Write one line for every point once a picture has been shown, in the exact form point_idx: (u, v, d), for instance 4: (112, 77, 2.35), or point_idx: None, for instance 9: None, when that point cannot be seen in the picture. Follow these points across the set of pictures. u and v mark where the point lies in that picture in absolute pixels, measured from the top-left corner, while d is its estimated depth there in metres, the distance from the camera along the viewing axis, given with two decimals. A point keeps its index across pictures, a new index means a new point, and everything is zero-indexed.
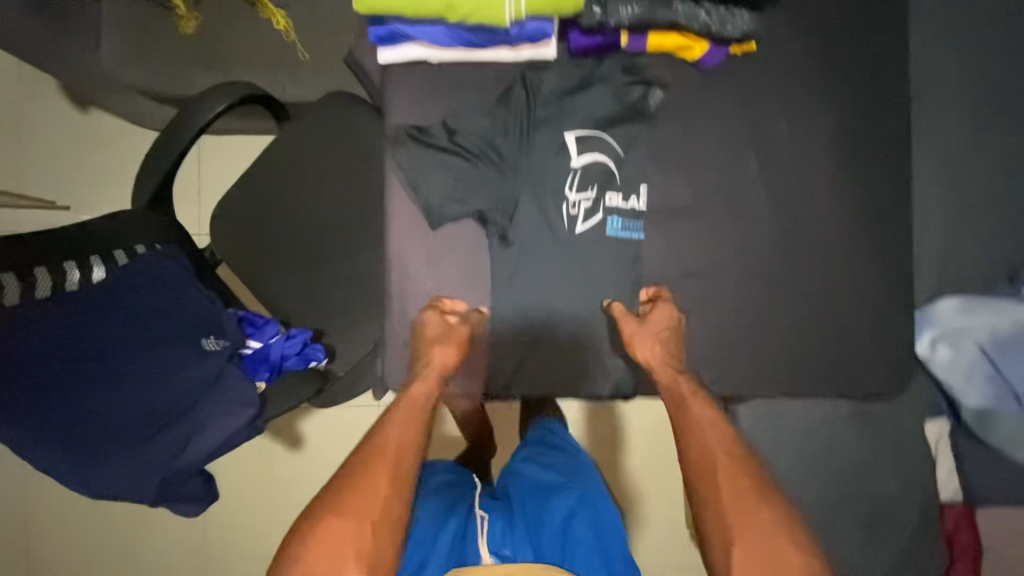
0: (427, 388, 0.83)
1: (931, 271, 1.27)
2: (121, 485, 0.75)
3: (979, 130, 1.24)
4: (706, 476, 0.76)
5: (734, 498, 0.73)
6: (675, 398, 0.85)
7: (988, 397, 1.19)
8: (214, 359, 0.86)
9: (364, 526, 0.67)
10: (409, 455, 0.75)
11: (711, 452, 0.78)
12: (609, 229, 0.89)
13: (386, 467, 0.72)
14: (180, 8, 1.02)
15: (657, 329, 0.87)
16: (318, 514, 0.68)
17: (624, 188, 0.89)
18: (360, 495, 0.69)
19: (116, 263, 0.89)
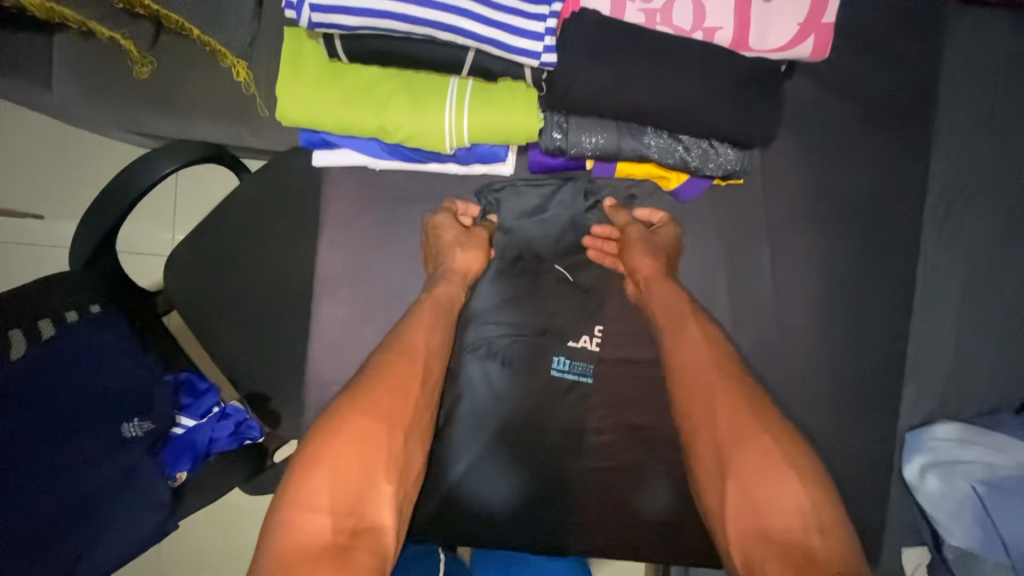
0: (451, 291, 0.94)
1: (930, 386, 1.17)
2: None
3: (1004, 239, 1.12)
4: (695, 389, 0.82)
5: (732, 422, 0.77)
6: (671, 313, 0.89)
7: (974, 540, 1.08)
8: (134, 452, 0.82)
9: (394, 428, 0.75)
10: (431, 356, 0.87)
11: (708, 373, 0.83)
12: (553, 369, 0.97)
13: (414, 371, 0.82)
14: (132, 53, 0.91)
15: (662, 241, 0.95)
16: (345, 408, 0.76)
17: (577, 331, 0.98)
18: (386, 397, 0.78)
19: (40, 337, 0.84)
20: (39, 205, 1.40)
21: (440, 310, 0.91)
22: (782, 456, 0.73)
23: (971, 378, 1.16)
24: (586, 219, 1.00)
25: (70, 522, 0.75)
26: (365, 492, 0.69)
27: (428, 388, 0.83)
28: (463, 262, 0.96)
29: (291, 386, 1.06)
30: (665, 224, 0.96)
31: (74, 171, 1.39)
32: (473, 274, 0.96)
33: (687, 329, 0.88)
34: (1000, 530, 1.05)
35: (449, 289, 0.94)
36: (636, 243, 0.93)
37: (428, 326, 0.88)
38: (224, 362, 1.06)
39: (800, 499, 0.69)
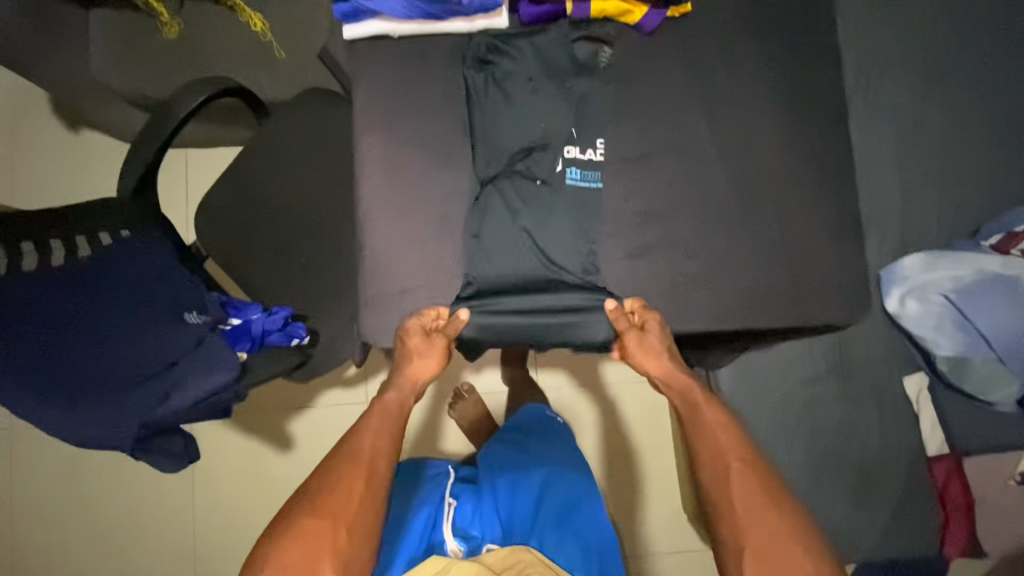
0: (401, 396, 0.84)
1: (891, 228, 1.33)
2: (101, 433, 0.77)
3: (917, 94, 1.33)
4: (716, 479, 0.84)
5: (748, 503, 0.80)
6: (690, 406, 0.92)
7: (960, 346, 1.22)
8: (196, 328, 0.88)
9: (340, 525, 0.72)
10: (382, 458, 0.79)
11: (727, 460, 0.84)
12: (567, 180, 0.87)
13: (358, 471, 0.77)
14: (164, 15, 1.09)
15: (656, 343, 0.82)
16: (297, 512, 0.73)
17: (581, 140, 0.87)
18: (338, 498, 0.74)
19: (101, 243, 0.90)
20: (74, 190, 1.51)
21: (395, 411, 0.83)
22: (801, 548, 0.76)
23: (921, 216, 1.33)
24: (582, 46, 0.87)
25: (150, 370, 0.82)
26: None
27: (376, 480, 0.77)
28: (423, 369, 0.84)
29: (325, 296, 1.14)
30: (647, 314, 0.83)
31: (99, 153, 1.52)
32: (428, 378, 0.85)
33: (703, 418, 0.89)
34: (979, 328, 1.20)
35: (400, 396, 0.85)
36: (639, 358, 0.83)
37: (383, 429, 0.81)
38: (262, 286, 1.16)
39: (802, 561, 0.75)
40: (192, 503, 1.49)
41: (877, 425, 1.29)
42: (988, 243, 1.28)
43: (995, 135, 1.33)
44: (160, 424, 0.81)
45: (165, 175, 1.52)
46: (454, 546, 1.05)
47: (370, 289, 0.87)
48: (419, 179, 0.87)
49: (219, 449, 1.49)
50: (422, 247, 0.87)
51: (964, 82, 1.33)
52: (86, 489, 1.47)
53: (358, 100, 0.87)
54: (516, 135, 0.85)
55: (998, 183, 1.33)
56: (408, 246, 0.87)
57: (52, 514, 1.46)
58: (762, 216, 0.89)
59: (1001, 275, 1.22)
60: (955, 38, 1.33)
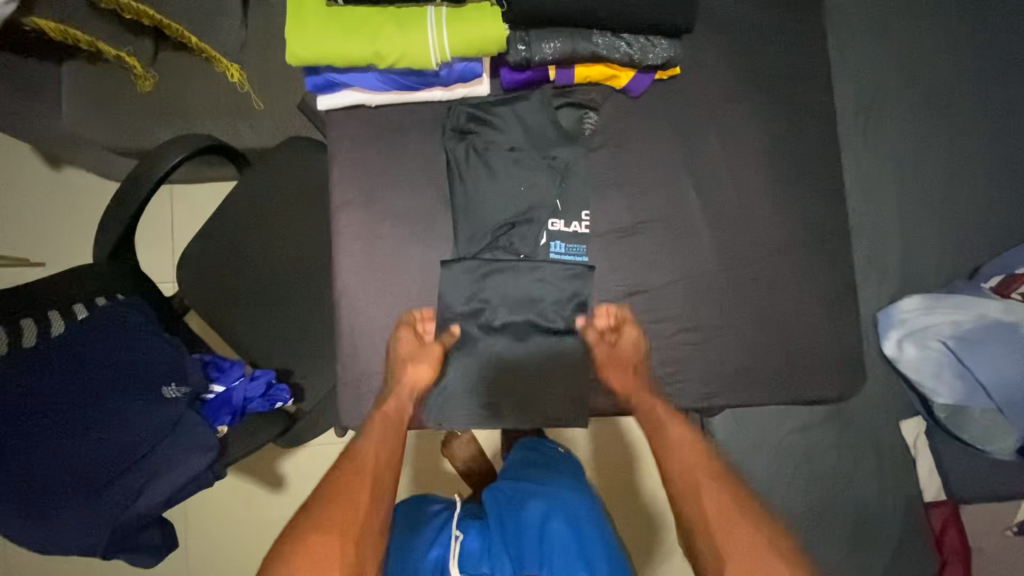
0: (400, 401, 0.83)
1: (889, 269, 1.30)
2: (77, 536, 0.77)
3: (915, 132, 1.30)
4: (688, 494, 0.76)
5: (719, 512, 0.73)
6: (653, 423, 0.83)
7: (959, 394, 1.19)
8: (174, 407, 0.86)
9: (348, 537, 0.69)
10: (386, 471, 0.77)
11: (696, 475, 0.77)
12: (551, 253, 0.85)
13: (362, 479, 0.75)
14: (137, 69, 1.05)
15: (626, 356, 0.84)
16: (301, 526, 0.69)
17: (566, 212, 0.85)
18: (342, 508, 0.71)
19: (76, 317, 0.90)
20: (51, 247, 1.49)
21: (389, 423, 0.81)
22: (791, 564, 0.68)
23: (919, 256, 1.30)
24: (565, 115, 0.86)
25: (127, 462, 0.81)
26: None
27: (380, 488, 0.75)
28: (418, 378, 0.82)
29: (311, 354, 1.12)
30: (622, 324, 0.85)
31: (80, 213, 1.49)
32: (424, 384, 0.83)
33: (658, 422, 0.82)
34: (977, 376, 1.17)
35: (397, 402, 0.83)
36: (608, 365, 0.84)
37: (383, 445, 0.79)
38: (246, 343, 1.14)
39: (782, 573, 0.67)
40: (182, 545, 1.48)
41: (875, 472, 1.27)
42: (987, 286, 1.26)
43: (994, 174, 1.30)
44: (139, 517, 0.82)
45: (150, 214, 1.49)
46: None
47: (351, 370, 0.85)
48: (397, 256, 0.84)
49: (211, 489, 1.48)
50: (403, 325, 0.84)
51: (962, 119, 1.30)
52: None
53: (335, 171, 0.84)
54: (498, 210, 0.83)
55: (996, 223, 1.31)
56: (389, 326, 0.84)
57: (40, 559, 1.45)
58: (751, 287, 0.87)
59: (1001, 321, 1.19)
60: (953, 74, 1.30)
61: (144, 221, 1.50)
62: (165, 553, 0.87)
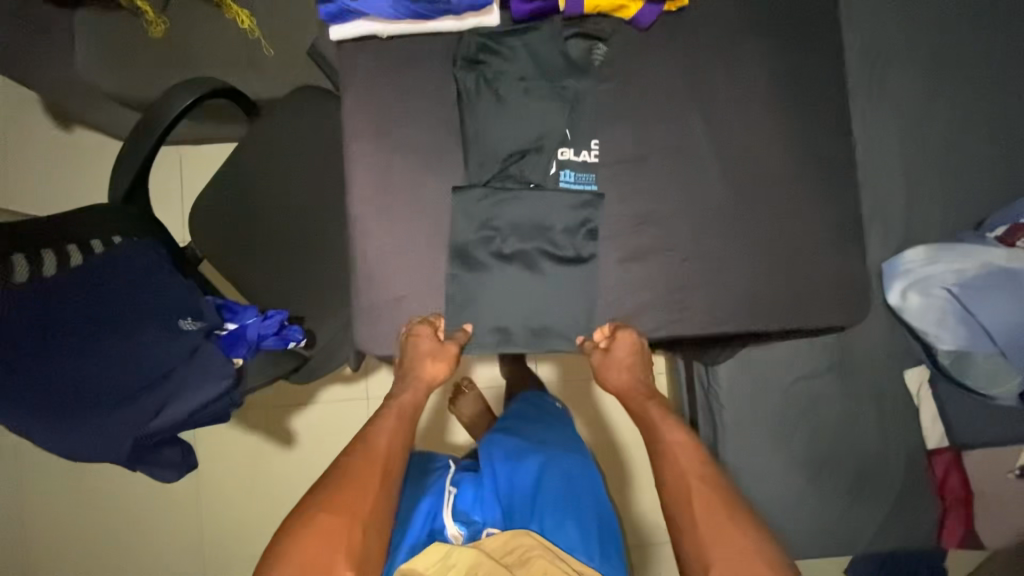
0: (414, 397, 0.96)
1: (893, 220, 1.31)
2: (98, 449, 0.80)
3: (920, 83, 1.31)
4: (676, 498, 0.83)
5: (710, 523, 0.78)
6: (648, 425, 0.95)
7: (962, 340, 1.20)
8: (191, 336, 0.88)
9: (354, 522, 0.77)
10: (396, 457, 0.88)
11: (687, 478, 0.84)
12: (561, 183, 0.86)
13: (374, 470, 0.84)
14: (149, 14, 1.07)
15: (621, 361, 0.86)
16: (311, 508, 0.78)
17: (575, 142, 0.86)
18: (349, 493, 0.80)
19: (93, 251, 0.91)
20: (60, 202, 1.50)
21: (399, 415, 0.94)
22: (761, 558, 0.74)
23: (923, 207, 1.31)
24: (574, 45, 0.86)
25: (146, 383, 0.83)
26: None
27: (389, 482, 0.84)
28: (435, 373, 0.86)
29: (322, 299, 1.14)
30: (615, 333, 0.86)
31: (88, 167, 1.50)
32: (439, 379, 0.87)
33: (650, 419, 0.95)
34: (981, 322, 1.18)
35: (414, 397, 0.97)
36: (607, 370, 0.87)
37: (392, 431, 0.91)
38: (258, 289, 1.16)
39: None
40: (195, 498, 1.51)
41: (877, 420, 1.28)
42: (993, 235, 1.26)
43: (1000, 123, 1.31)
44: (157, 435, 0.84)
45: (159, 172, 1.50)
46: (455, 531, 1.00)
47: (365, 297, 0.86)
48: (409, 185, 0.86)
49: (222, 443, 1.51)
50: (416, 253, 0.86)
51: (968, 69, 1.30)
52: (92, 485, 1.49)
53: (348, 104, 0.85)
54: (507, 140, 0.84)
55: (1002, 174, 1.31)
56: (401, 253, 0.86)
57: (58, 511, 1.49)
58: (757, 218, 0.89)
59: (1006, 268, 1.20)
60: (960, 24, 1.30)
61: (154, 181, 1.51)
62: (184, 471, 0.90)
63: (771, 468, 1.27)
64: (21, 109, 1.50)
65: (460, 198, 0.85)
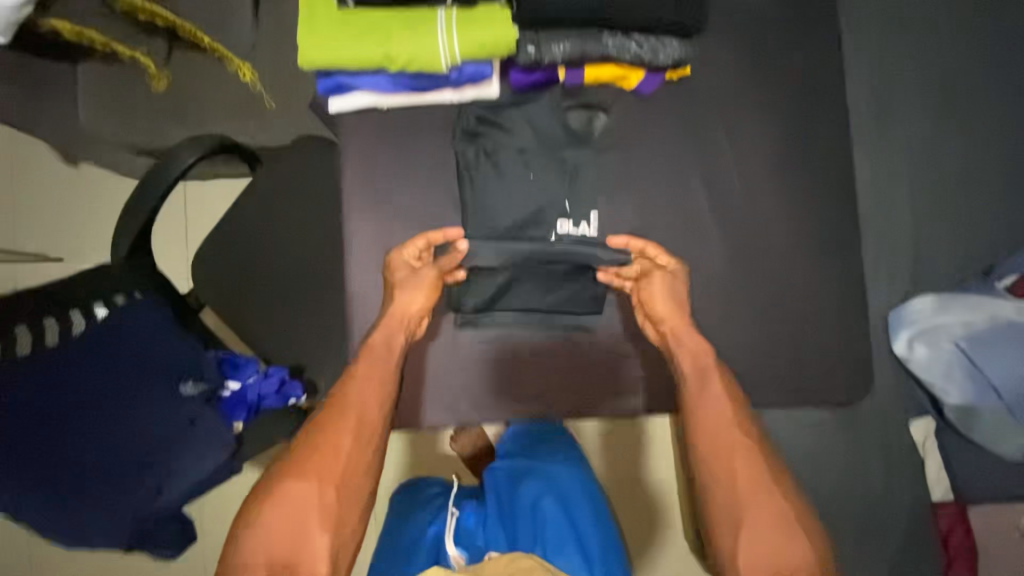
0: (388, 334, 0.94)
1: (902, 267, 1.29)
2: (100, 530, 0.83)
3: (933, 126, 1.28)
4: (717, 450, 0.81)
5: (750, 477, 0.78)
6: (700, 370, 0.87)
7: (970, 395, 1.18)
8: (192, 403, 0.91)
9: (326, 484, 0.78)
10: (368, 407, 0.87)
11: (733, 431, 0.82)
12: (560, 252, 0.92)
13: (346, 425, 0.83)
14: (151, 68, 1.06)
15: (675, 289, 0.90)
16: (281, 476, 0.79)
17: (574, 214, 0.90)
18: (319, 459, 0.80)
19: (96, 316, 0.91)
20: (70, 241, 1.51)
21: (385, 367, 0.91)
22: (794, 519, 0.75)
23: (933, 253, 1.29)
24: (574, 116, 0.90)
25: (146, 457, 0.85)
26: (299, 549, 0.73)
27: (363, 440, 0.84)
28: (417, 303, 0.97)
29: (324, 350, 1.14)
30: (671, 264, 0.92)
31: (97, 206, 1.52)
32: (414, 314, 0.96)
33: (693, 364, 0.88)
34: (990, 377, 1.16)
35: (385, 333, 0.94)
36: (658, 295, 0.90)
37: (370, 384, 0.88)
38: (260, 338, 1.16)
39: (803, 548, 0.73)
40: None
41: (881, 469, 1.27)
42: (1002, 284, 1.24)
43: (1013, 168, 1.28)
44: (159, 512, 0.88)
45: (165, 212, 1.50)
46: (456, 554, 1.03)
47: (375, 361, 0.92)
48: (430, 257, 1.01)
49: None
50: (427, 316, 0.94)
51: (980, 113, 1.28)
52: None
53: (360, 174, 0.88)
54: (513, 210, 0.90)
55: (1015, 220, 1.29)
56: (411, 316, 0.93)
57: None
58: None
59: (1016, 322, 1.18)
60: (976, 66, 1.27)
61: (160, 220, 1.52)
62: (181, 545, 0.94)
63: None
64: (27, 148, 1.50)
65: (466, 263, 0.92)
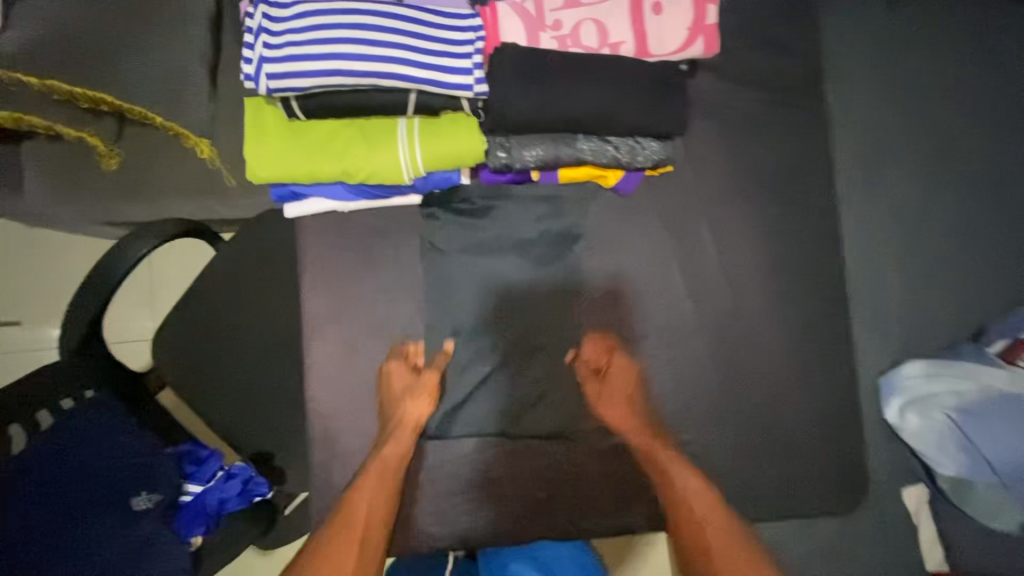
0: (397, 447, 0.98)
1: (892, 331, 1.26)
2: None
3: (921, 188, 1.25)
4: (690, 529, 0.90)
5: (722, 559, 0.86)
6: (652, 455, 0.98)
7: (962, 467, 1.15)
8: (147, 524, 0.85)
9: None
10: (376, 522, 0.92)
11: (691, 510, 0.91)
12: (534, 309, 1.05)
13: (352, 540, 0.88)
14: (100, 148, 0.99)
15: (617, 387, 1.02)
16: None
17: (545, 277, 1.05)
18: (318, 575, 0.83)
19: (39, 429, 0.86)
20: (25, 308, 1.42)
21: (387, 468, 0.96)
22: None
23: (923, 316, 1.26)
24: (545, 200, 1.05)
25: None
26: None
27: (366, 558, 0.88)
28: (415, 409, 1.00)
29: (294, 438, 1.09)
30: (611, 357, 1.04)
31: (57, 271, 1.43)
32: (419, 421, 1.00)
33: (660, 462, 0.97)
34: (982, 451, 1.13)
35: (396, 447, 0.98)
36: (604, 397, 1.01)
37: (371, 493, 0.93)
38: (224, 426, 1.10)
39: None
40: None
41: (875, 541, 1.23)
42: (991, 350, 1.21)
43: (1004, 229, 1.25)
44: None
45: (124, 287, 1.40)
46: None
47: (330, 430, 1.08)
48: (413, 341, 1.06)
49: None
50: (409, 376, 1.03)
51: (970, 173, 1.25)
52: None
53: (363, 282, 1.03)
54: (494, 305, 1.05)
55: (1006, 281, 1.26)
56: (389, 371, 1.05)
57: None
58: None
59: (1006, 393, 1.15)
60: (960, 126, 1.25)
61: (118, 294, 1.40)
62: None
63: None
64: None
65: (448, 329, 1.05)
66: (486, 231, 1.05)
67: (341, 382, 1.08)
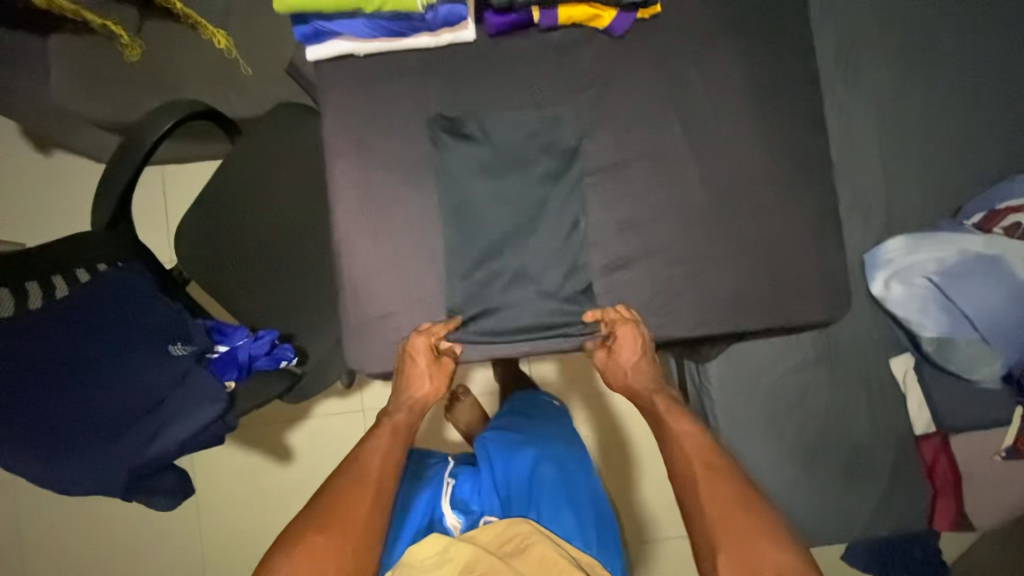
0: (411, 418, 0.99)
1: (876, 210, 1.32)
2: (90, 479, 0.80)
3: (896, 73, 1.33)
4: (687, 487, 0.84)
5: (719, 512, 0.79)
6: (660, 411, 0.98)
7: (944, 327, 1.23)
8: (182, 361, 0.89)
9: (346, 542, 0.77)
10: (386, 477, 0.87)
11: (692, 467, 0.86)
12: (545, 180, 1.02)
13: (366, 485, 0.84)
14: (123, 38, 1.04)
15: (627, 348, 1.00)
16: (303, 529, 0.78)
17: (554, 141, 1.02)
18: (339, 513, 0.80)
19: (77, 282, 0.93)
20: (45, 229, 1.48)
21: (394, 432, 0.95)
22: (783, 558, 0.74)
23: (904, 194, 1.33)
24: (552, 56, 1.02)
25: (138, 410, 0.85)
26: None
27: (381, 502, 0.84)
28: (425, 383, 1.00)
29: (312, 315, 1.14)
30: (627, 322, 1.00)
31: (74, 192, 1.49)
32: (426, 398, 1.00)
33: (659, 411, 0.97)
34: (962, 308, 1.22)
35: (408, 415, 0.99)
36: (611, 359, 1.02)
37: (385, 445, 0.91)
38: (246, 309, 1.15)
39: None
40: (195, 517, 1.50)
41: (868, 409, 1.29)
42: (970, 223, 1.29)
43: (976, 109, 1.33)
44: (152, 464, 0.84)
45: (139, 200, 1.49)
46: (453, 521, 1.01)
47: (356, 320, 1.02)
48: (417, 215, 1.02)
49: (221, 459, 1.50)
50: (415, 269, 1.02)
51: (942, 58, 1.33)
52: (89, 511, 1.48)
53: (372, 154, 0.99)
54: (508, 196, 1.01)
55: (982, 159, 1.33)
56: (392, 259, 1.01)
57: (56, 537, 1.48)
58: None
59: (982, 255, 1.23)
60: (931, 13, 1.33)
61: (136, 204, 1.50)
62: (179, 499, 0.90)
63: (765, 459, 1.29)
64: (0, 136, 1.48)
65: (453, 205, 1.01)
66: (492, 87, 1.01)
67: (343, 275, 1.02)
